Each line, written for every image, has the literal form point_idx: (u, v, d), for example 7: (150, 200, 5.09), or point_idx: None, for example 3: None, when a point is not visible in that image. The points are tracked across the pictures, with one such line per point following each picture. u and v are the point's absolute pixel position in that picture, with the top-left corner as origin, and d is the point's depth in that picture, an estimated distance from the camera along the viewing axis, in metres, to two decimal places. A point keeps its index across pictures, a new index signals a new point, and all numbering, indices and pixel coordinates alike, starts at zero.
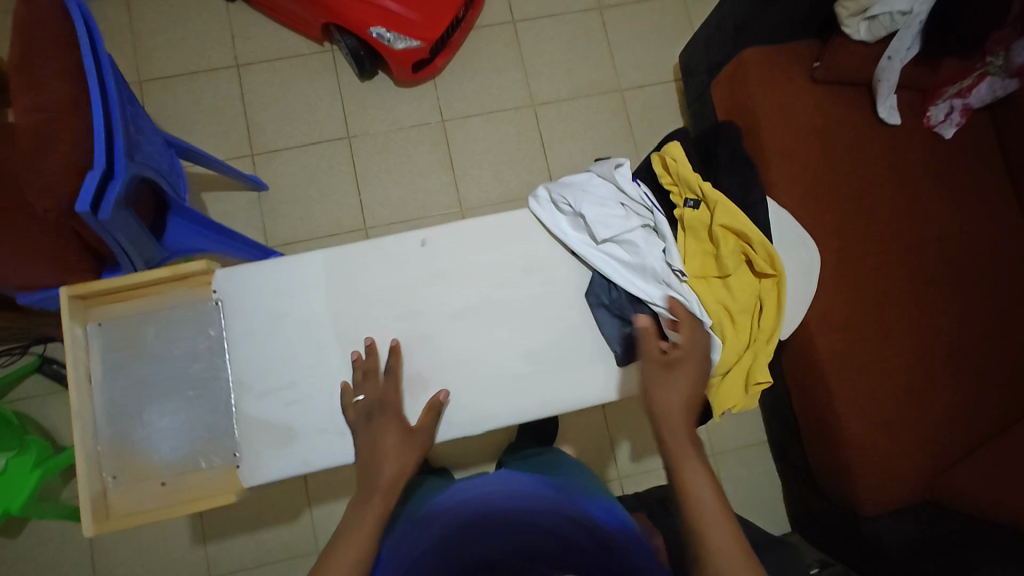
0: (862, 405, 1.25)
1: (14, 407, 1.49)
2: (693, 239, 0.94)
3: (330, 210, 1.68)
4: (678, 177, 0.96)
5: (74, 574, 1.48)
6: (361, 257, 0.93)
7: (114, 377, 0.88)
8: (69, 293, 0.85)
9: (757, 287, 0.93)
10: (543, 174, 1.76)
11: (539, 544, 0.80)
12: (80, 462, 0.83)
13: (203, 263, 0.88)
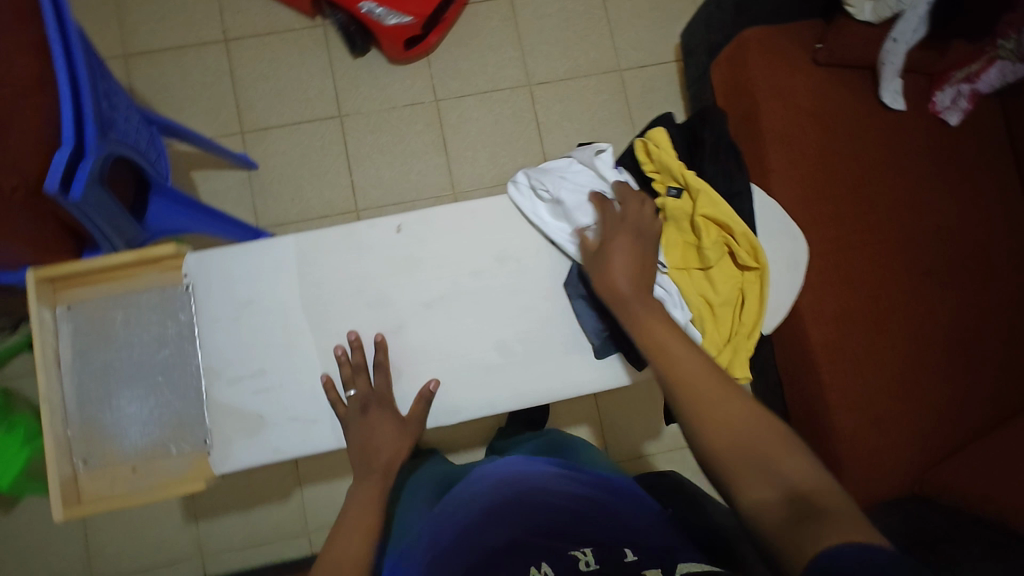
0: (850, 398, 1.24)
1: (5, 384, 1.49)
2: (674, 229, 0.92)
3: (321, 190, 1.66)
4: (661, 165, 0.93)
5: (67, 549, 1.50)
6: (336, 243, 0.92)
7: (82, 361, 0.87)
8: (36, 276, 0.83)
9: (739, 280, 0.90)
10: (538, 156, 1.73)
11: (548, 522, 0.78)
12: (49, 447, 0.82)
13: (173, 246, 0.87)
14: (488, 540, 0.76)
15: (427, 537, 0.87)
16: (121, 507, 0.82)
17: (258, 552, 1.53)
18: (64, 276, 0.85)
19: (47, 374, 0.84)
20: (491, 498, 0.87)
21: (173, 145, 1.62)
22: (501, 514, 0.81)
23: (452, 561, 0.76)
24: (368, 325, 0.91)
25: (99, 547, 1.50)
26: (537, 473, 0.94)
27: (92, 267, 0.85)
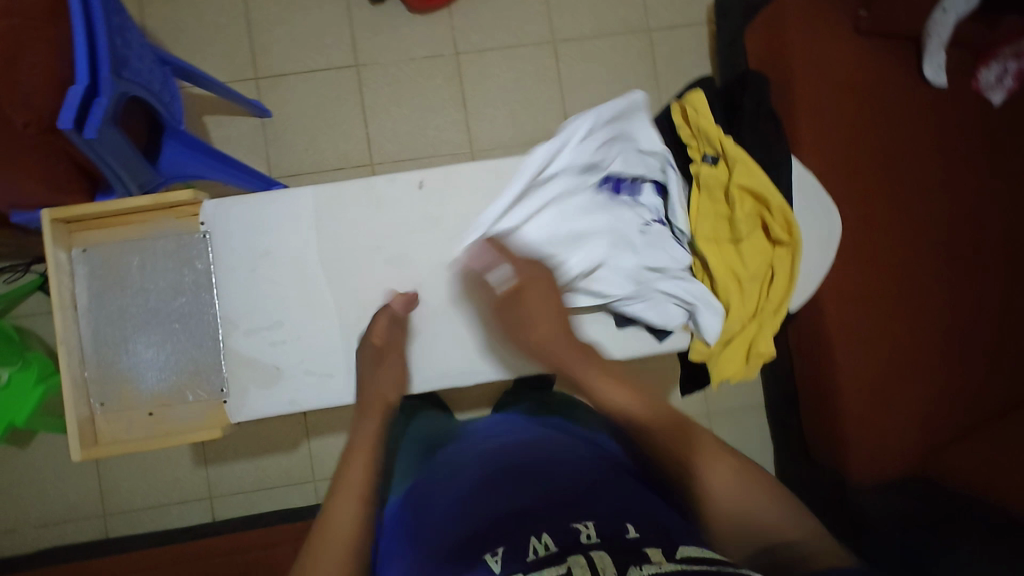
0: (862, 380, 1.23)
1: (20, 322, 1.51)
2: (707, 199, 0.92)
3: (336, 141, 1.62)
4: (699, 130, 0.91)
5: (81, 484, 1.54)
6: (352, 196, 0.89)
7: (99, 305, 0.87)
8: (52, 217, 0.82)
9: (769, 254, 0.90)
10: (559, 117, 1.68)
11: (550, 492, 0.78)
12: (68, 388, 0.83)
13: (190, 192, 0.85)
14: (491, 504, 0.79)
15: (427, 487, 0.90)
16: (138, 451, 0.83)
17: (266, 498, 1.57)
18: (80, 218, 0.85)
19: (64, 317, 0.84)
20: (494, 457, 0.89)
21: (184, 87, 1.58)
22: (504, 478, 0.84)
23: (454, 519, 0.79)
24: (380, 283, 0.90)
25: (111, 485, 1.54)
26: (541, 437, 0.95)
27: (108, 210, 0.84)
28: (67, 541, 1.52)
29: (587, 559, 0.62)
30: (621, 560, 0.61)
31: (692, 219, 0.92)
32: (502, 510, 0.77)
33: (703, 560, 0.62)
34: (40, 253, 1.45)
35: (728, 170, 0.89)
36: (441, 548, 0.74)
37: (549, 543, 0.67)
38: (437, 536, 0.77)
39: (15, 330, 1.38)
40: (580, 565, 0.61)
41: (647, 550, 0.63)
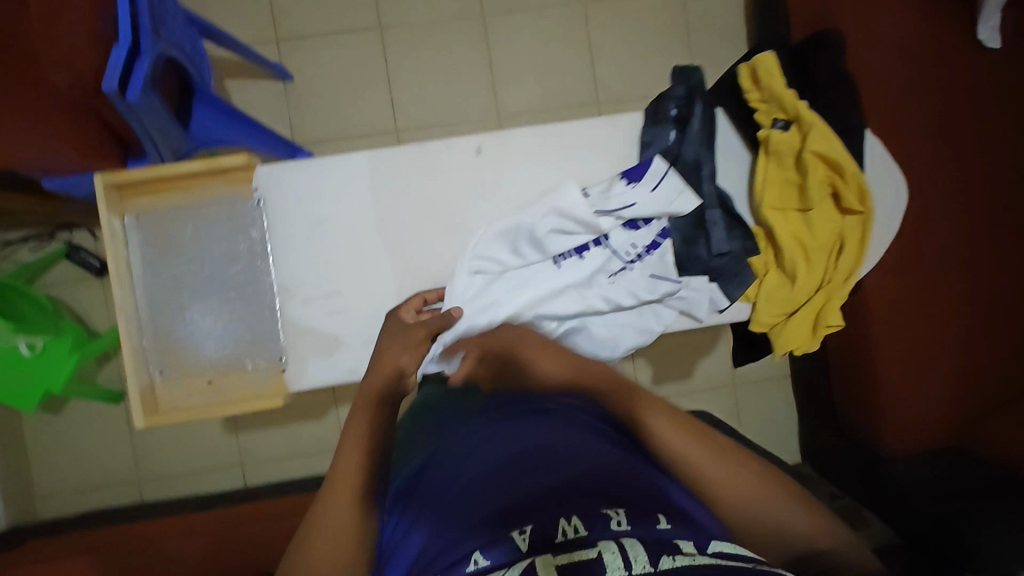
0: (897, 350, 1.23)
1: (48, 290, 1.51)
2: (776, 165, 0.86)
3: (362, 107, 1.58)
4: (769, 93, 0.85)
5: (115, 450, 1.55)
6: (405, 163, 0.87)
7: (154, 273, 0.87)
8: (104, 181, 0.82)
9: (838, 223, 0.86)
10: (590, 83, 1.62)
11: (577, 469, 0.65)
12: (129, 356, 0.84)
13: (243, 157, 0.84)
14: (511, 483, 0.64)
15: (428, 453, 0.75)
16: (200, 418, 0.85)
17: (298, 464, 1.58)
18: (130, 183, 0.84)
19: (121, 285, 0.84)
20: (507, 422, 0.75)
21: (207, 49, 1.53)
22: (523, 447, 0.70)
23: (467, 492, 0.65)
24: (434, 252, 0.89)
25: (145, 451, 1.56)
26: (558, 403, 0.80)
27: (160, 175, 0.83)
28: (104, 504, 1.55)
29: (617, 544, 0.53)
30: (653, 547, 0.52)
31: (759, 187, 0.87)
32: (526, 484, 0.64)
33: (738, 557, 0.53)
34: (67, 219, 1.43)
35: (801, 136, 0.84)
36: (452, 526, 0.60)
37: (578, 526, 0.56)
38: (447, 513, 0.63)
39: (47, 300, 1.38)
40: (609, 551, 0.51)
41: (678, 541, 0.54)
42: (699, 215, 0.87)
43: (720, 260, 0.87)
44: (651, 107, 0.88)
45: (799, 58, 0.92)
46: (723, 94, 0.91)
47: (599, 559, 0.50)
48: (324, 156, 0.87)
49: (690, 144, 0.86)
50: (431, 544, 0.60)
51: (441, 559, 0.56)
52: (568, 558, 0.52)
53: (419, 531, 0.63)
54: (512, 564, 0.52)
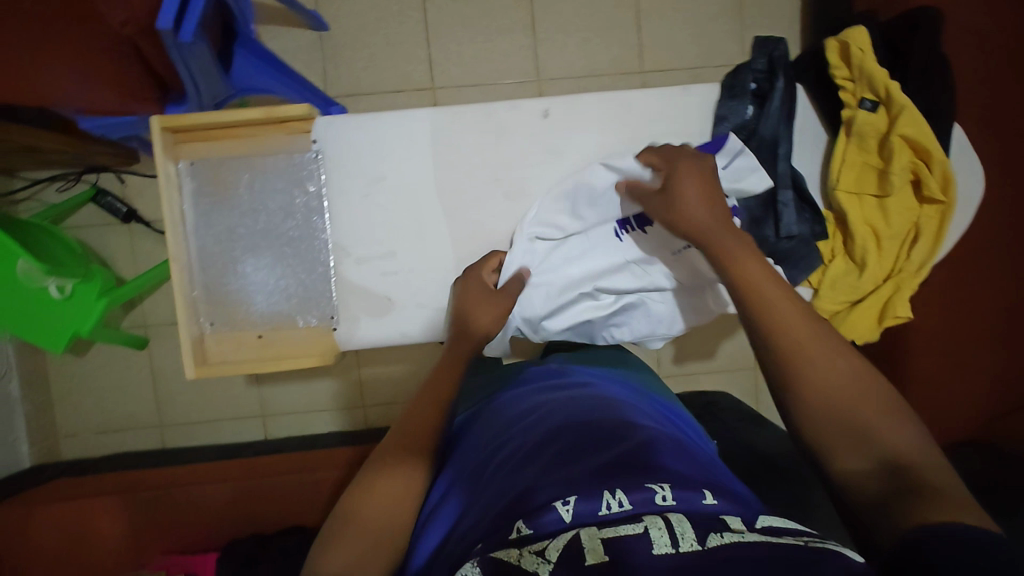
0: (933, 342, 1.15)
1: (74, 232, 1.48)
2: (856, 147, 0.84)
3: (397, 61, 1.44)
4: (860, 72, 0.81)
5: (136, 397, 1.53)
6: (470, 123, 0.86)
7: (206, 222, 0.87)
8: (160, 124, 0.81)
9: (915, 211, 0.84)
10: (636, 50, 1.49)
11: (623, 443, 0.60)
12: (181, 304, 0.84)
13: (303, 107, 0.83)
14: (553, 458, 0.59)
15: (476, 442, 0.72)
16: (250, 372, 0.85)
17: (317, 421, 1.55)
18: (187, 129, 0.83)
19: (175, 234, 0.84)
20: (552, 409, 0.71)
21: None
22: (570, 425, 0.64)
23: (508, 467, 0.61)
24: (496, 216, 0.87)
25: (167, 398, 1.53)
26: (608, 393, 0.76)
27: (219, 121, 0.82)
28: (125, 448, 1.54)
29: (663, 518, 0.47)
30: (700, 524, 0.46)
31: (835, 169, 0.85)
32: (571, 457, 0.58)
33: (788, 532, 0.47)
34: (93, 160, 1.38)
35: (888, 118, 0.81)
36: (491, 502, 0.57)
37: (624, 499, 0.50)
38: (486, 491, 0.59)
39: (75, 242, 1.36)
40: (655, 526, 0.46)
41: (726, 517, 0.48)
42: (772, 194, 0.84)
43: (788, 243, 0.85)
44: (729, 77, 0.85)
45: (895, 41, 0.89)
46: (807, 68, 0.89)
47: (645, 535, 0.45)
48: (389, 111, 0.86)
49: (768, 121, 0.84)
50: (472, 519, 0.56)
51: (482, 535, 0.52)
52: (613, 532, 0.46)
53: (463, 512, 0.60)
54: (557, 535, 0.47)
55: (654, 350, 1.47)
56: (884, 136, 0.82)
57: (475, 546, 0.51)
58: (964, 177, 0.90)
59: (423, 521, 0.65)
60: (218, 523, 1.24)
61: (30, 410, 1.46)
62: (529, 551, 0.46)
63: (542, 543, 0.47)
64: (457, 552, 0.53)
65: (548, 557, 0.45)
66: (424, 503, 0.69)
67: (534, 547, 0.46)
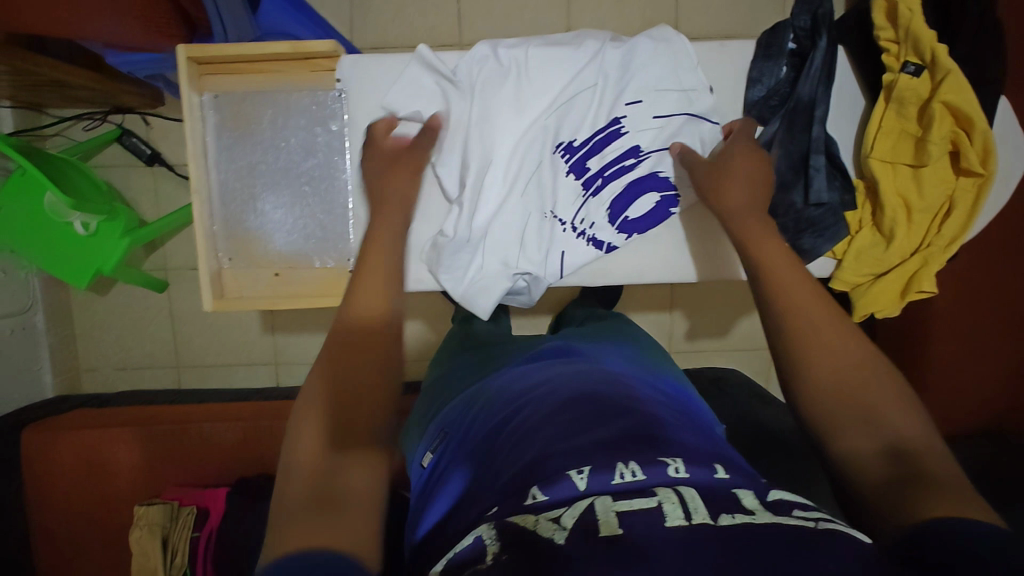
0: (952, 328, 1.11)
1: (99, 171, 1.50)
2: (895, 112, 0.81)
3: (423, 13, 1.39)
4: (907, 34, 0.78)
5: (155, 337, 1.56)
6: (525, 53, 0.85)
7: (229, 158, 0.87)
8: (187, 52, 0.80)
9: (951, 184, 0.81)
10: (669, 12, 1.39)
11: (631, 417, 0.59)
12: (200, 238, 0.85)
13: (330, 43, 0.82)
14: (567, 422, 0.59)
15: (484, 405, 0.71)
16: (266, 306, 0.86)
17: None
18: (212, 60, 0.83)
19: (198, 167, 0.85)
20: (565, 378, 0.69)
21: None
22: (581, 394, 0.64)
23: (515, 435, 0.60)
24: (483, 200, 0.85)
25: (185, 339, 1.57)
26: (616, 369, 0.74)
27: (245, 54, 0.82)
28: (143, 385, 1.59)
29: (676, 494, 0.47)
30: (713, 502, 0.47)
31: (871, 136, 0.83)
32: (584, 425, 0.58)
33: (798, 507, 0.48)
34: (119, 99, 1.39)
35: (931, 84, 0.78)
36: (502, 467, 0.56)
37: (637, 470, 0.50)
38: (496, 458, 0.59)
39: (102, 182, 1.38)
40: (669, 501, 0.46)
41: (738, 492, 0.49)
42: (803, 158, 0.82)
43: (816, 210, 0.83)
44: (766, 36, 0.84)
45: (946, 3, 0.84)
46: (850, 29, 0.85)
47: (658, 508, 0.46)
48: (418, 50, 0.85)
49: (807, 81, 0.81)
50: (488, 480, 0.56)
51: (499, 498, 0.53)
52: (627, 505, 0.46)
53: (475, 472, 0.60)
54: (572, 503, 0.48)
55: (666, 323, 1.47)
56: (926, 103, 0.79)
57: (488, 511, 0.51)
58: (1003, 153, 0.86)
59: (431, 484, 0.66)
60: (229, 460, 1.28)
61: (54, 342, 1.50)
62: (544, 518, 0.47)
63: (558, 510, 0.47)
64: (470, 514, 0.54)
65: (563, 524, 0.45)
66: (436, 456, 0.70)
67: (551, 515, 0.47)
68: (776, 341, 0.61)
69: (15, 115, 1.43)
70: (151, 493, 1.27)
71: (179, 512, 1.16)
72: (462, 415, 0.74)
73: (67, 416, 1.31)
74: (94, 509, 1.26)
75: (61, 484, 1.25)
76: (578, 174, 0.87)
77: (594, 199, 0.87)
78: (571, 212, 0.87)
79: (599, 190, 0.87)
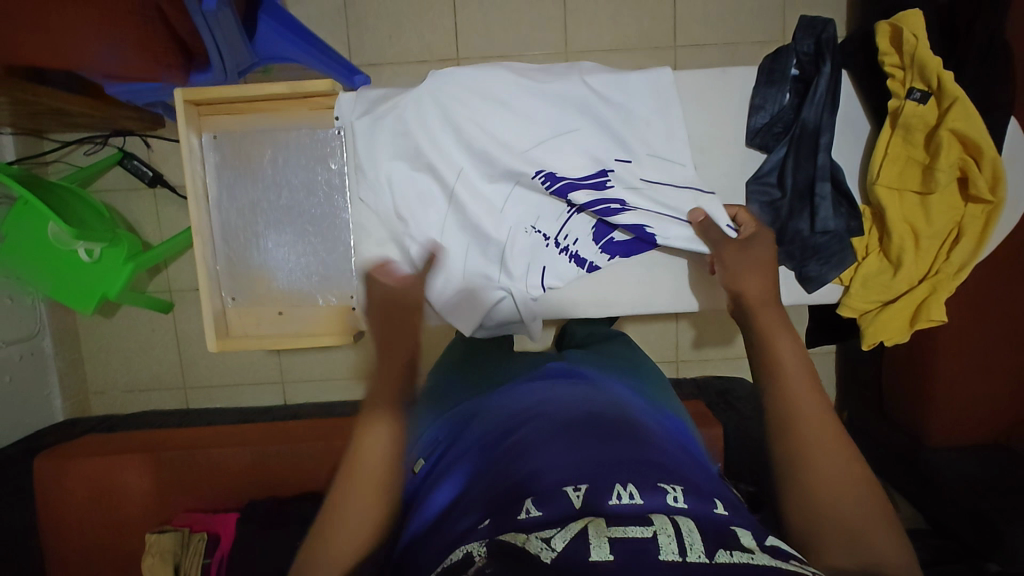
0: (962, 341, 1.10)
1: (100, 194, 1.51)
2: (902, 138, 0.80)
3: (420, 30, 1.38)
4: (912, 60, 0.76)
5: (161, 358, 1.57)
6: (528, 83, 0.84)
7: (230, 196, 0.88)
8: (183, 97, 0.82)
9: (959, 210, 0.80)
10: (668, 22, 1.37)
11: (632, 440, 0.58)
12: (203, 278, 0.87)
13: (327, 82, 0.82)
14: (568, 439, 0.57)
15: (483, 417, 0.69)
16: (270, 347, 0.88)
17: (335, 389, 1.57)
18: (212, 101, 0.84)
19: (199, 208, 0.86)
20: (566, 398, 0.68)
21: None
22: (584, 414, 0.63)
23: (513, 448, 0.59)
24: (488, 239, 0.85)
25: (190, 360, 1.57)
26: (619, 396, 0.73)
27: (244, 96, 0.83)
28: (151, 407, 1.59)
29: (674, 524, 0.44)
30: (712, 537, 0.43)
31: (876, 163, 0.82)
32: (584, 442, 0.57)
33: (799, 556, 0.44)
34: (118, 124, 1.39)
35: (937, 110, 0.77)
36: (495, 480, 0.55)
37: (635, 494, 0.49)
38: (490, 470, 0.58)
39: (104, 207, 1.37)
40: (665, 532, 0.43)
41: (737, 529, 0.46)
42: (809, 186, 0.82)
43: (823, 237, 0.83)
44: (768, 62, 0.83)
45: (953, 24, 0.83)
46: (853, 52, 0.85)
47: (654, 539, 0.42)
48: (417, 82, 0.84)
49: (811, 107, 0.80)
50: (479, 496, 0.54)
51: (491, 511, 0.51)
52: (622, 531, 0.44)
53: (466, 489, 0.58)
54: (567, 521, 0.46)
55: (672, 335, 1.46)
56: (933, 130, 0.78)
57: (478, 524, 0.50)
58: (1013, 172, 0.84)
59: (418, 492, 0.64)
60: (238, 483, 1.28)
61: (61, 365, 1.51)
62: (536, 536, 0.44)
63: (550, 530, 0.45)
64: (458, 525, 0.52)
65: (552, 545, 0.43)
66: (424, 469, 0.68)
67: (543, 534, 0.44)
68: (789, 383, 0.61)
69: (17, 142, 1.43)
70: (161, 518, 1.27)
71: (190, 539, 1.16)
72: (455, 426, 0.72)
73: (77, 443, 1.32)
74: (104, 535, 1.27)
75: (71, 510, 1.26)
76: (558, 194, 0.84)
77: (575, 217, 0.86)
78: (554, 227, 0.86)
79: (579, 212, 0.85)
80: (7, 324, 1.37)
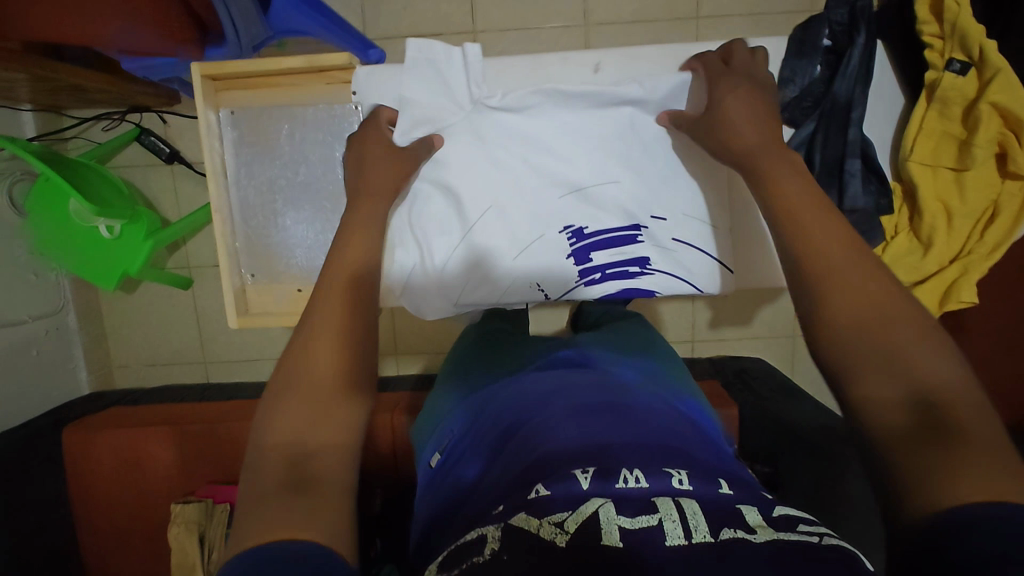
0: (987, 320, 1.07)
1: (119, 171, 1.51)
2: (937, 112, 0.77)
3: (435, 1, 1.35)
4: (952, 29, 0.74)
5: (182, 334, 1.59)
6: (569, 111, 0.86)
7: (249, 172, 0.88)
8: (200, 72, 0.81)
9: (996, 186, 0.78)
10: None
11: (642, 429, 0.58)
12: (223, 253, 0.87)
13: (343, 56, 0.81)
14: (579, 428, 0.57)
15: (499, 403, 0.70)
16: (289, 323, 0.88)
17: None
18: (228, 76, 0.83)
19: (217, 184, 0.86)
20: (580, 383, 0.68)
21: None
22: (596, 400, 0.63)
23: (527, 433, 0.59)
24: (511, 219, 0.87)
25: (210, 335, 1.59)
26: (633, 381, 0.73)
27: (261, 70, 0.82)
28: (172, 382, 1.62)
29: (678, 507, 0.46)
30: (714, 515, 0.45)
31: (909, 139, 0.79)
32: (595, 431, 0.57)
33: (803, 521, 0.46)
34: (135, 100, 1.39)
35: (977, 84, 0.74)
36: (509, 466, 0.56)
37: (640, 477, 0.49)
38: (505, 457, 0.58)
39: (123, 185, 1.38)
40: (669, 517, 0.45)
41: (741, 507, 0.47)
42: (838, 163, 0.79)
43: (851, 216, 0.80)
44: (800, 31, 0.80)
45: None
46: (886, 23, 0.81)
47: (658, 525, 0.44)
48: (438, 56, 0.82)
49: (843, 80, 0.78)
50: (494, 482, 0.55)
51: (504, 498, 0.52)
52: (629, 521, 0.45)
53: (482, 475, 0.59)
54: (577, 504, 0.46)
55: (689, 313, 1.45)
56: (971, 104, 0.75)
57: (493, 508, 0.50)
58: None
59: (436, 480, 0.66)
60: None
61: (86, 341, 1.54)
62: (548, 519, 0.45)
63: (562, 514, 0.46)
64: (474, 511, 0.53)
65: (566, 529, 0.44)
66: (442, 459, 0.69)
67: (554, 517, 0.45)
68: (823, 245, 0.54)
69: (37, 119, 1.45)
70: (185, 489, 1.31)
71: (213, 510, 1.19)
72: (472, 413, 0.72)
73: (104, 415, 1.35)
74: (132, 505, 1.31)
75: (101, 479, 1.30)
76: (577, 261, 0.87)
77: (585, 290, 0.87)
78: (559, 293, 0.87)
79: (593, 283, 0.87)
80: (33, 300, 1.41)
